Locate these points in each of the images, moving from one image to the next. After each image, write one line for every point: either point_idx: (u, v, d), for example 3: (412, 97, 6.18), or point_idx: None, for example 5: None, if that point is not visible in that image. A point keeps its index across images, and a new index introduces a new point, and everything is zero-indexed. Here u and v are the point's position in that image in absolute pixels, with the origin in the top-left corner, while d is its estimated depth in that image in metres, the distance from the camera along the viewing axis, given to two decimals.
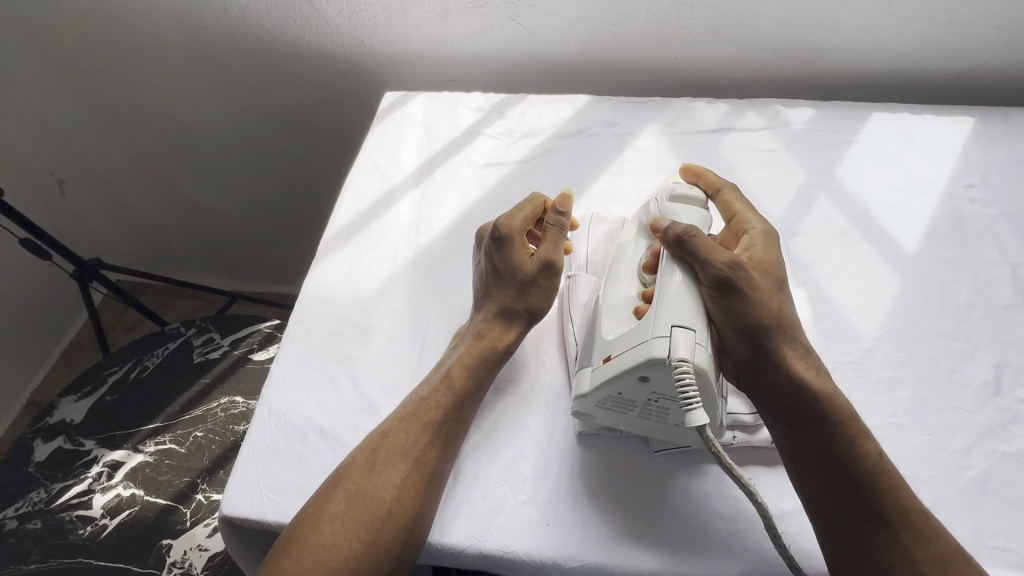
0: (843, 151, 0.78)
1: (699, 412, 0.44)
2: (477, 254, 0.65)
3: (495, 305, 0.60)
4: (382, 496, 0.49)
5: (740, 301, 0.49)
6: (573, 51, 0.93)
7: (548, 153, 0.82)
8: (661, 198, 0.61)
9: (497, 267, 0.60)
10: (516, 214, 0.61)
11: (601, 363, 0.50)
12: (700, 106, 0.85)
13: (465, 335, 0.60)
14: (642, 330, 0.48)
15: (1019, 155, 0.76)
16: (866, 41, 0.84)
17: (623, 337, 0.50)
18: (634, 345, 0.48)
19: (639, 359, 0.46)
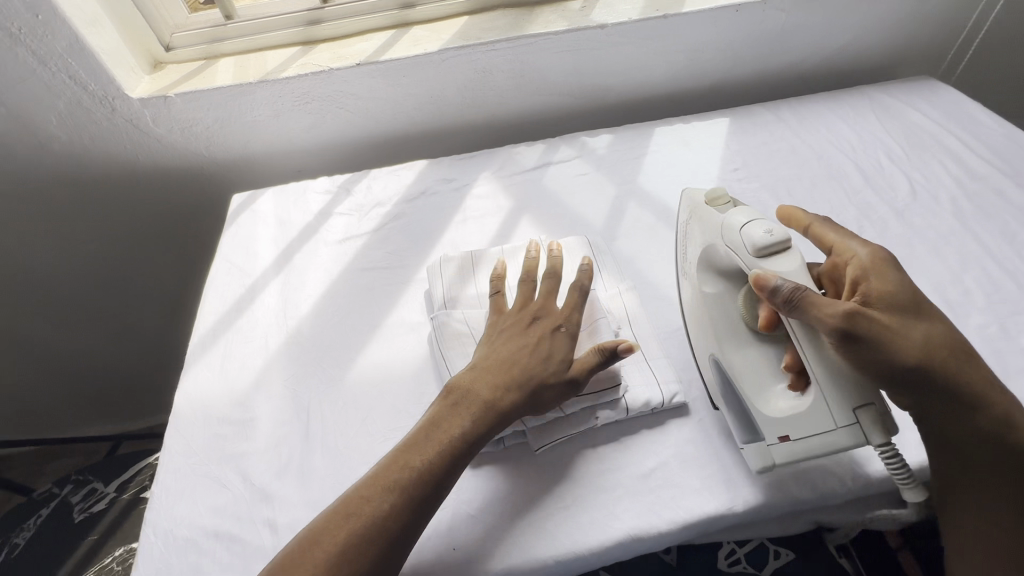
0: (640, 162, 0.95)
1: (912, 493, 0.52)
2: (515, 331, 0.62)
3: (518, 389, 0.57)
4: (348, 544, 0.48)
5: (874, 351, 0.50)
6: (403, 125, 1.03)
7: (397, 218, 0.89)
8: (744, 252, 0.56)
9: (532, 366, 0.59)
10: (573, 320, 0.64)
11: (782, 443, 0.55)
12: (521, 150, 0.99)
13: (478, 400, 0.56)
14: (823, 417, 0.53)
15: (764, 139, 0.97)
16: (634, 76, 1.04)
17: (799, 417, 0.54)
18: (821, 432, 0.53)
19: (837, 445, 0.52)
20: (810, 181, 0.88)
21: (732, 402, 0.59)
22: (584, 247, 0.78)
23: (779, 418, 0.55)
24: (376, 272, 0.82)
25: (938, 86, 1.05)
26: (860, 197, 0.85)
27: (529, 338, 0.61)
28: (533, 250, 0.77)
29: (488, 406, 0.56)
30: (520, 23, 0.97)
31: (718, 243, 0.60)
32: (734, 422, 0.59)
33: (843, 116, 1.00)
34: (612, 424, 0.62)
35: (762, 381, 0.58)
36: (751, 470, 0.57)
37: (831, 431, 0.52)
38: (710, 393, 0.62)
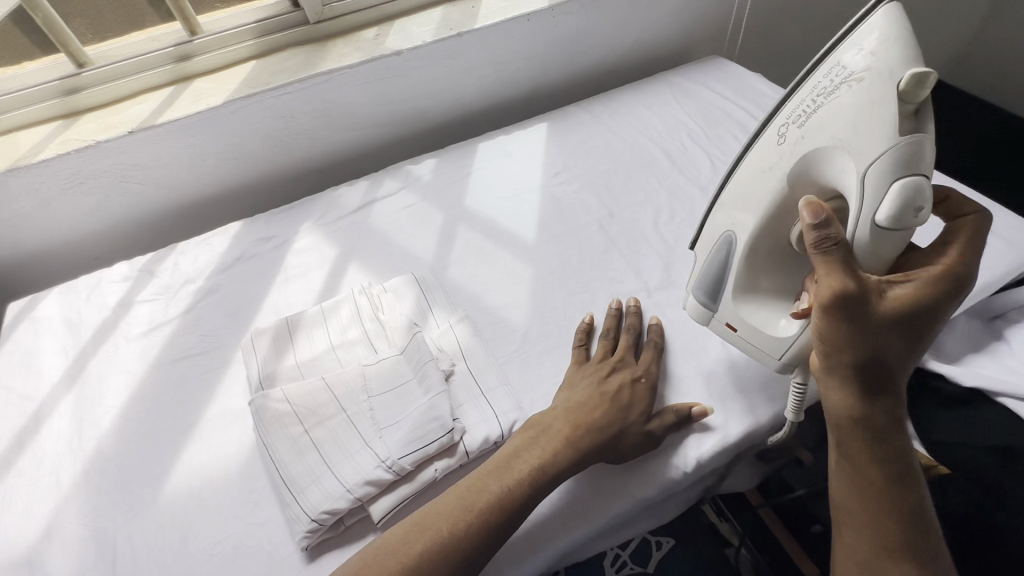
0: (466, 182, 0.93)
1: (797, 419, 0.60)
2: (598, 367, 0.64)
3: (579, 433, 0.57)
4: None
5: (859, 334, 0.47)
6: (208, 187, 0.94)
7: (212, 292, 0.81)
8: (868, 206, 0.48)
9: (585, 411, 0.59)
10: (624, 367, 0.64)
11: (726, 326, 0.61)
12: (344, 190, 0.94)
13: (562, 442, 0.56)
14: (769, 341, 0.58)
15: (581, 138, 1.00)
16: (447, 95, 1.02)
17: (755, 323, 0.59)
18: (761, 346, 0.59)
19: (760, 356, 0.60)
20: (626, 173, 0.92)
21: (712, 272, 0.61)
22: (414, 285, 0.75)
23: (743, 313, 0.59)
24: (190, 360, 0.73)
25: (725, 63, 1.14)
26: (670, 181, 0.90)
27: (615, 374, 0.63)
28: (357, 301, 0.72)
29: (586, 448, 0.56)
30: (312, 60, 0.92)
31: (845, 164, 0.49)
32: (701, 286, 0.63)
33: (649, 105, 1.06)
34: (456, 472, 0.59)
35: (745, 278, 0.59)
36: (688, 309, 0.65)
37: (768, 355, 0.59)
38: (700, 251, 0.63)
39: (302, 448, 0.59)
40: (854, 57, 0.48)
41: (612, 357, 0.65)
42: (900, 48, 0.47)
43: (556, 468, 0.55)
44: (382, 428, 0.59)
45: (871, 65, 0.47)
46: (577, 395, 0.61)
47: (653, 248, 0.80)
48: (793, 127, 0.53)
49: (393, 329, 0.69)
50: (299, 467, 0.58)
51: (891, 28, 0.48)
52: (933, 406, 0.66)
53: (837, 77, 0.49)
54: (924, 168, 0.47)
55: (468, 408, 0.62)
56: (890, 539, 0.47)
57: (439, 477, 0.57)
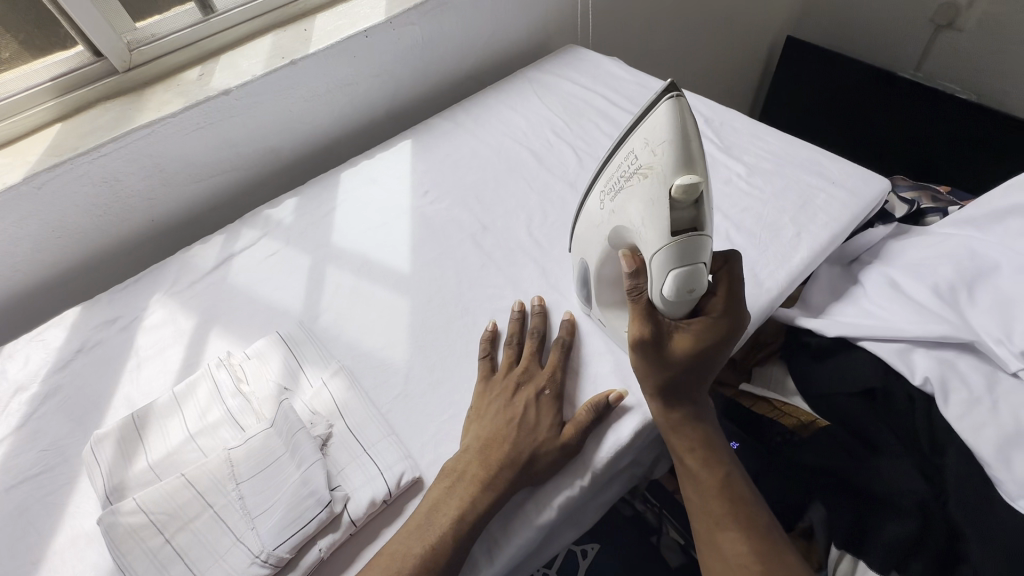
0: (331, 218, 0.88)
1: None
2: (505, 388, 0.60)
3: (494, 467, 0.54)
4: None
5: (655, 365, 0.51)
6: (32, 274, 0.82)
7: (51, 396, 0.71)
8: (655, 278, 0.48)
9: (499, 440, 0.56)
10: (532, 379, 0.61)
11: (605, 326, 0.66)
12: (197, 250, 0.86)
13: (477, 481, 0.53)
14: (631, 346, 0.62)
15: (447, 150, 0.97)
16: (298, 128, 0.95)
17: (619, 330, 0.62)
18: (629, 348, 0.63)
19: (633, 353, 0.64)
20: (495, 180, 0.90)
21: (582, 281, 0.64)
22: (279, 345, 0.69)
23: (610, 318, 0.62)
24: (28, 483, 0.63)
25: (581, 52, 1.15)
26: (539, 181, 0.89)
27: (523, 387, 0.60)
28: (215, 376, 0.65)
29: (506, 474, 0.54)
30: (128, 114, 0.82)
31: (638, 244, 0.50)
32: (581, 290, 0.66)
33: (512, 105, 1.04)
34: (346, 544, 0.55)
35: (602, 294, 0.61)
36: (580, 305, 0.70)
37: None
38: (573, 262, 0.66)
39: (165, 562, 0.52)
40: (641, 150, 0.46)
41: (519, 372, 0.62)
42: (676, 152, 0.44)
43: (477, 509, 0.52)
44: (253, 517, 0.53)
45: (656, 160, 0.45)
46: (484, 424, 0.58)
47: (529, 255, 0.78)
48: (608, 198, 0.53)
49: (258, 401, 0.63)
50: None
51: (670, 123, 0.45)
52: (804, 359, 0.69)
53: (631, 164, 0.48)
54: (703, 257, 0.47)
55: (349, 469, 0.58)
56: (724, 527, 0.50)
57: (325, 556, 0.53)
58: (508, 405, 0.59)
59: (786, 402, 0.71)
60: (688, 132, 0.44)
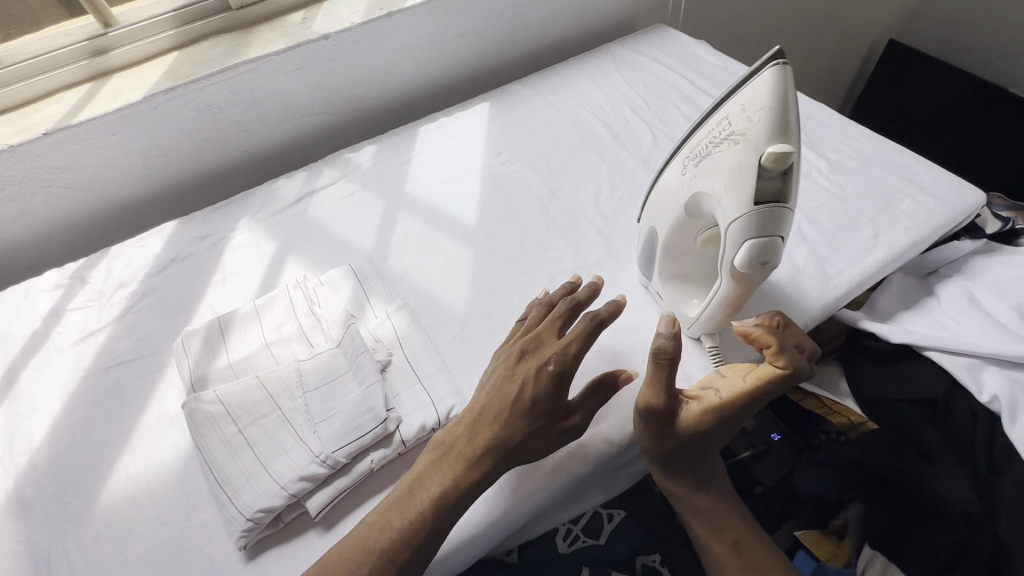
0: (406, 168, 0.92)
1: None
2: (514, 359, 0.57)
3: (477, 448, 0.53)
4: None
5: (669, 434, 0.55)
6: (139, 186, 0.91)
7: (148, 295, 0.79)
8: (730, 244, 0.49)
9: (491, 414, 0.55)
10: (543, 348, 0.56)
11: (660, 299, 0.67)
12: (281, 183, 0.92)
13: (461, 459, 0.53)
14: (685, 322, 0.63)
15: (524, 116, 0.98)
16: (384, 79, 0.99)
17: (676, 303, 0.63)
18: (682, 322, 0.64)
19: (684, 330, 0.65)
20: (567, 150, 0.91)
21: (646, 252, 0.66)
22: (350, 277, 0.73)
23: (669, 290, 0.64)
24: (124, 366, 0.71)
25: (669, 32, 1.13)
26: (612, 155, 0.89)
27: (525, 355, 0.57)
28: (291, 296, 0.70)
29: (489, 452, 0.53)
30: (236, 48, 0.88)
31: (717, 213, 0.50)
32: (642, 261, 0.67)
33: (593, 79, 1.04)
34: (394, 461, 0.59)
35: (665, 264, 0.63)
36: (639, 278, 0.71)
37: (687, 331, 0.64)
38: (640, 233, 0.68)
39: (236, 449, 0.58)
40: (737, 116, 0.46)
41: (532, 339, 0.58)
42: (774, 121, 0.44)
43: (457, 488, 0.52)
44: (316, 422, 0.59)
45: (751, 128, 0.45)
46: (481, 395, 0.57)
47: (592, 225, 0.79)
48: (693, 163, 0.53)
49: (327, 323, 0.68)
50: (233, 467, 0.57)
51: (771, 92, 0.44)
52: (864, 363, 0.69)
53: (722, 130, 0.48)
54: (782, 229, 0.47)
55: (404, 395, 0.61)
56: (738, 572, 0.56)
57: (375, 469, 0.57)
58: (503, 376, 0.56)
59: (838, 402, 0.69)
60: (790, 103, 0.44)
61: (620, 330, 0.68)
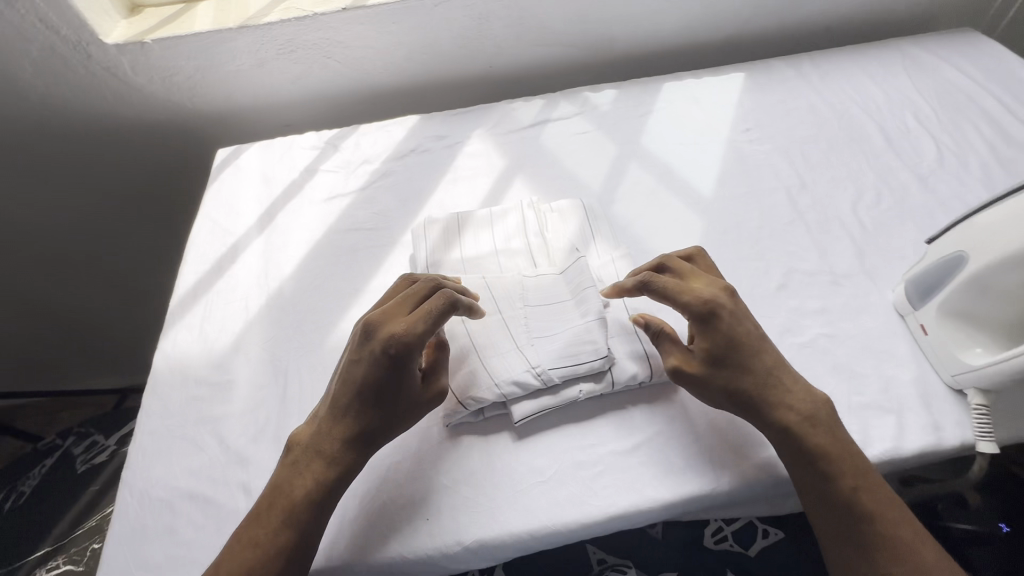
0: (645, 121, 0.88)
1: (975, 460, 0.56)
2: (355, 349, 0.55)
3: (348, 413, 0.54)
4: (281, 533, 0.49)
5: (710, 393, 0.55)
6: (394, 76, 0.97)
7: (386, 176, 0.85)
8: None
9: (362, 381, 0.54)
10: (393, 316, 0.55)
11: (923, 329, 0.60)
12: (519, 105, 0.93)
13: (319, 459, 0.53)
14: (957, 362, 0.56)
15: (782, 96, 0.90)
16: (644, 24, 0.95)
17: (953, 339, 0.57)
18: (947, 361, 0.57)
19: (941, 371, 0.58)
20: (827, 144, 0.82)
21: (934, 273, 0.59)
22: (578, 212, 0.73)
23: (948, 321, 0.58)
24: (361, 233, 0.78)
25: (980, 40, 0.95)
26: (881, 162, 0.79)
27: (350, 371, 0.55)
28: (523, 213, 0.72)
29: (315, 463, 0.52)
30: None
31: None
32: (918, 281, 0.61)
33: (871, 73, 0.92)
34: (597, 398, 0.59)
35: (962, 294, 0.57)
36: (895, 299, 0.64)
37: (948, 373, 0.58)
38: (931, 252, 0.61)
39: (457, 338, 0.61)
40: None
41: (403, 298, 0.57)
42: None
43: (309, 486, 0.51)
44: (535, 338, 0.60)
45: None
46: (324, 401, 0.56)
47: (846, 231, 0.71)
48: None
49: (554, 249, 0.69)
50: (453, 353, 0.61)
51: None
52: None
53: None
54: None
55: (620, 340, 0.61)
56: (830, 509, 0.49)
57: (581, 399, 0.58)
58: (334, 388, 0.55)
59: None
60: None
61: (860, 352, 0.61)
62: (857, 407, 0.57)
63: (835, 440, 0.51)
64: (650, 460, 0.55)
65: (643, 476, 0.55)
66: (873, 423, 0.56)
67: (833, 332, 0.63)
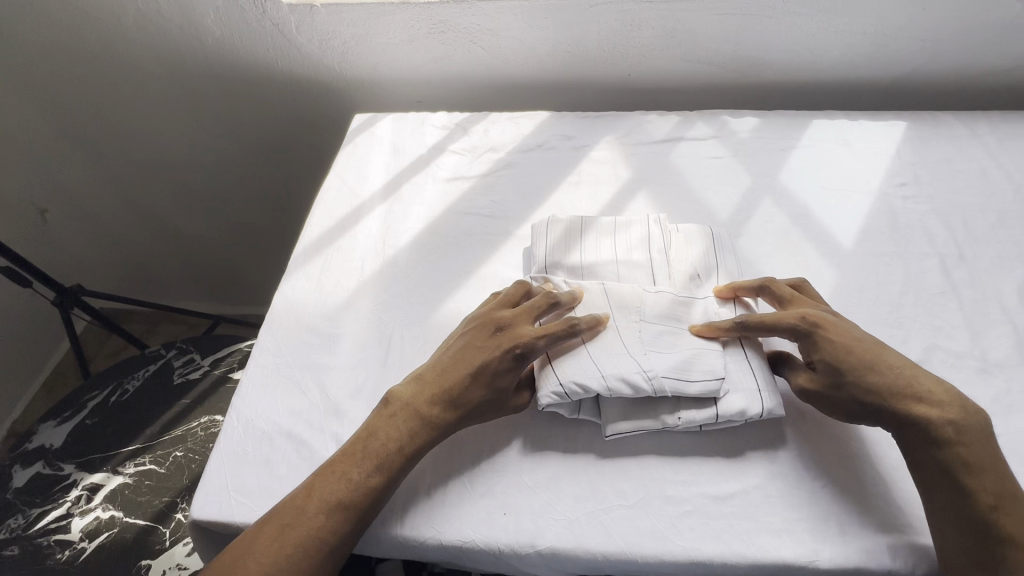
0: (786, 156, 0.83)
1: None
2: (480, 334, 0.58)
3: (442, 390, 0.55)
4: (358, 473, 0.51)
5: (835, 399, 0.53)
6: (532, 70, 0.98)
7: (509, 167, 0.86)
8: None
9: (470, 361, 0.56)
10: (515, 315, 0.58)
11: None
12: (652, 118, 0.90)
13: (414, 415, 0.54)
14: None
15: (948, 155, 0.81)
16: (803, 54, 0.90)
17: None
18: None
19: None
20: (996, 216, 0.74)
21: None
22: (705, 238, 0.69)
23: None
24: (477, 218, 0.80)
25: None
26: None
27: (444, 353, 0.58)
28: (649, 228, 0.70)
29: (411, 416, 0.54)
30: None
31: None
32: None
33: None
34: (695, 434, 0.57)
35: None
36: None
37: None
38: None
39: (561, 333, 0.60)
40: None
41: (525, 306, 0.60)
42: None
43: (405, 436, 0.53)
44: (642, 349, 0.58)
45: None
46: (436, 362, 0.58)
47: (1006, 317, 0.64)
48: None
49: (675, 272, 0.66)
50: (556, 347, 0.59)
51: None
52: None
53: None
54: None
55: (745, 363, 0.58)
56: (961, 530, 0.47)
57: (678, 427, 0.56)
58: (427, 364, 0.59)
59: None
60: None
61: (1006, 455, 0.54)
62: None
63: (979, 446, 0.48)
64: (743, 514, 0.52)
65: (733, 529, 0.51)
66: None
67: None
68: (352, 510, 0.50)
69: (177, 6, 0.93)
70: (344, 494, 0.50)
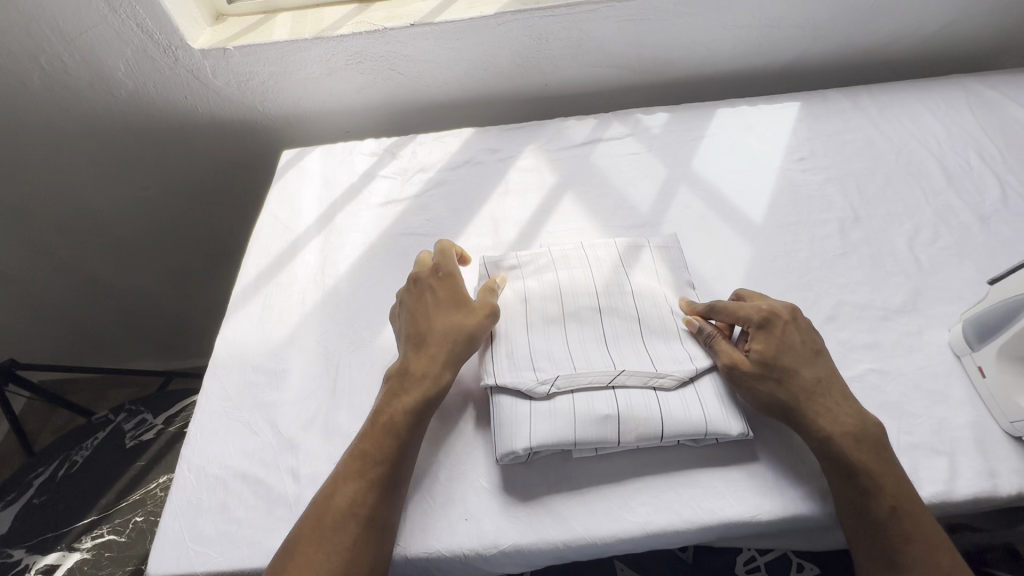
0: (697, 145, 0.89)
1: None
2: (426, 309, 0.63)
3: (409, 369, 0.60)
4: (361, 501, 0.52)
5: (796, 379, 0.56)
6: (454, 90, 1.01)
7: (440, 185, 0.88)
8: None
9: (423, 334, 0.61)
10: (450, 292, 0.64)
11: (982, 376, 0.58)
12: (571, 124, 0.95)
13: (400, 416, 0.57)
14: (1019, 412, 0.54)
15: (838, 128, 0.89)
16: (700, 51, 0.97)
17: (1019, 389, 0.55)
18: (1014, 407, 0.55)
19: (1006, 414, 0.56)
20: (884, 177, 0.81)
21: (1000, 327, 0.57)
22: (639, 250, 0.72)
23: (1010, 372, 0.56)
24: (413, 238, 0.82)
25: None
26: (940, 199, 0.78)
27: (426, 330, 0.61)
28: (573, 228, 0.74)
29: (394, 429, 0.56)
30: None
31: None
32: (982, 326, 0.59)
33: (932, 108, 0.90)
34: None
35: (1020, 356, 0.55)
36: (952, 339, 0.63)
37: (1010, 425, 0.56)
38: (993, 294, 0.59)
39: (517, 327, 0.64)
40: None
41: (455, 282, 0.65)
42: None
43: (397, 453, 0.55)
44: (582, 343, 0.62)
45: None
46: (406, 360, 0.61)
47: (900, 267, 0.70)
48: None
49: (603, 266, 0.70)
50: (503, 345, 0.62)
51: None
52: None
53: None
54: None
55: (635, 288, 0.67)
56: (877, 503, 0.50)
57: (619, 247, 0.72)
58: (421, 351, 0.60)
59: None
60: None
61: (911, 391, 0.60)
62: (906, 447, 0.56)
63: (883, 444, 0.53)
64: (689, 482, 0.55)
65: (681, 497, 0.55)
66: (924, 464, 0.55)
67: (885, 369, 0.61)
68: (357, 541, 0.50)
69: (84, 62, 0.91)
70: (357, 518, 0.51)
